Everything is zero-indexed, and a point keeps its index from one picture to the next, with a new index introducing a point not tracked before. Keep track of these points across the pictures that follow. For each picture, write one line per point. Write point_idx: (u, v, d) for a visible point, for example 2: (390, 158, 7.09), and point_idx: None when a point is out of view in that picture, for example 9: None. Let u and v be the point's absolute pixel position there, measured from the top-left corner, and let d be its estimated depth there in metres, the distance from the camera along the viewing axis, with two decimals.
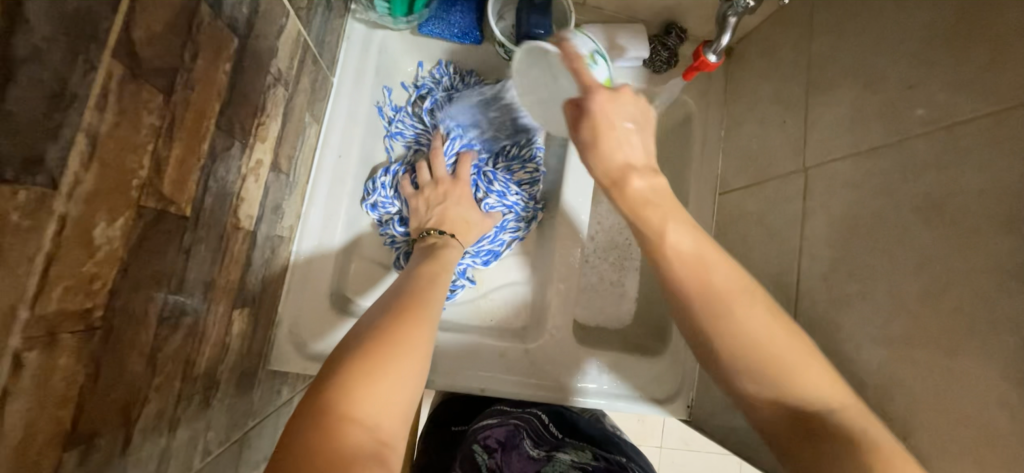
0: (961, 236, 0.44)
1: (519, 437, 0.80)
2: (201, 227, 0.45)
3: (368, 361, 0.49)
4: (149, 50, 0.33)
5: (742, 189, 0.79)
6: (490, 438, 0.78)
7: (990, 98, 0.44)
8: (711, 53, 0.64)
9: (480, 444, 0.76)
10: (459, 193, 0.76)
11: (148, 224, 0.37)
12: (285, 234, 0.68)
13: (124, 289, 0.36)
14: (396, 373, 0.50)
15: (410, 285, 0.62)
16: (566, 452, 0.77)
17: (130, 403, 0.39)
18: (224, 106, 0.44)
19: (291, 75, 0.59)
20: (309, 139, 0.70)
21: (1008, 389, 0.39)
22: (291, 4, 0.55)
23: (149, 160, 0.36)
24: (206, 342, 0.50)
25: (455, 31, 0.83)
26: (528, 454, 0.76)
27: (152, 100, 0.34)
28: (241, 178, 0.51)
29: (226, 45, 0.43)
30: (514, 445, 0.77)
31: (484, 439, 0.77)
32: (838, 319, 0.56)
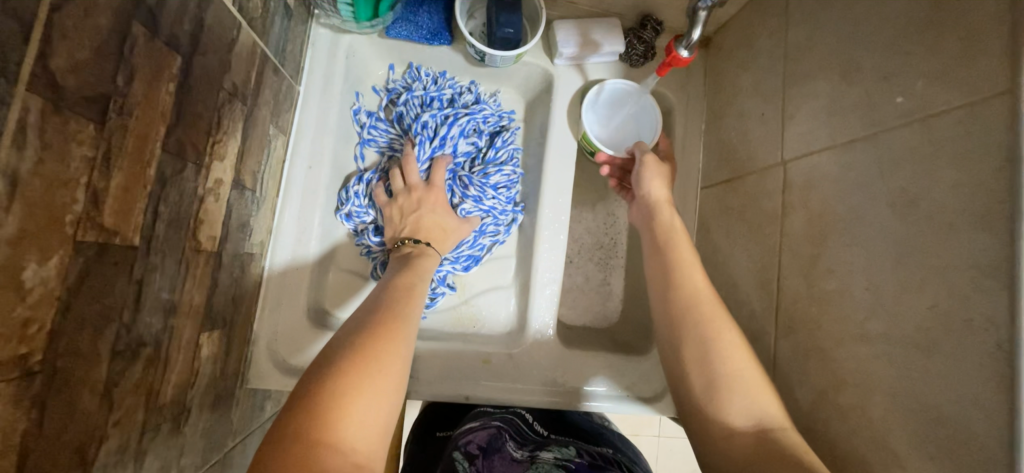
0: (935, 232, 0.42)
1: (502, 440, 0.79)
2: (155, 254, 0.43)
3: (342, 381, 0.48)
4: (75, 78, 0.31)
5: (723, 184, 0.78)
6: (472, 444, 0.77)
7: (966, 88, 0.42)
8: (682, 48, 0.62)
9: (461, 451, 0.76)
10: (433, 200, 0.74)
11: (89, 259, 0.35)
12: (256, 250, 0.66)
13: (67, 328, 0.34)
14: (372, 393, 0.49)
15: (386, 296, 0.61)
16: (550, 451, 0.75)
17: (86, 443, 0.38)
18: (171, 128, 0.42)
19: (249, 89, 0.57)
20: (276, 152, 0.68)
21: (982, 390, 0.38)
22: (243, 15, 0.53)
23: (85, 194, 0.34)
24: (172, 369, 0.49)
25: (424, 31, 0.78)
26: (511, 456, 0.75)
27: (82, 131, 0.33)
28: (198, 199, 0.49)
29: (168, 65, 0.41)
30: (497, 449, 0.76)
31: (466, 447, 0.76)
32: (815, 316, 0.55)
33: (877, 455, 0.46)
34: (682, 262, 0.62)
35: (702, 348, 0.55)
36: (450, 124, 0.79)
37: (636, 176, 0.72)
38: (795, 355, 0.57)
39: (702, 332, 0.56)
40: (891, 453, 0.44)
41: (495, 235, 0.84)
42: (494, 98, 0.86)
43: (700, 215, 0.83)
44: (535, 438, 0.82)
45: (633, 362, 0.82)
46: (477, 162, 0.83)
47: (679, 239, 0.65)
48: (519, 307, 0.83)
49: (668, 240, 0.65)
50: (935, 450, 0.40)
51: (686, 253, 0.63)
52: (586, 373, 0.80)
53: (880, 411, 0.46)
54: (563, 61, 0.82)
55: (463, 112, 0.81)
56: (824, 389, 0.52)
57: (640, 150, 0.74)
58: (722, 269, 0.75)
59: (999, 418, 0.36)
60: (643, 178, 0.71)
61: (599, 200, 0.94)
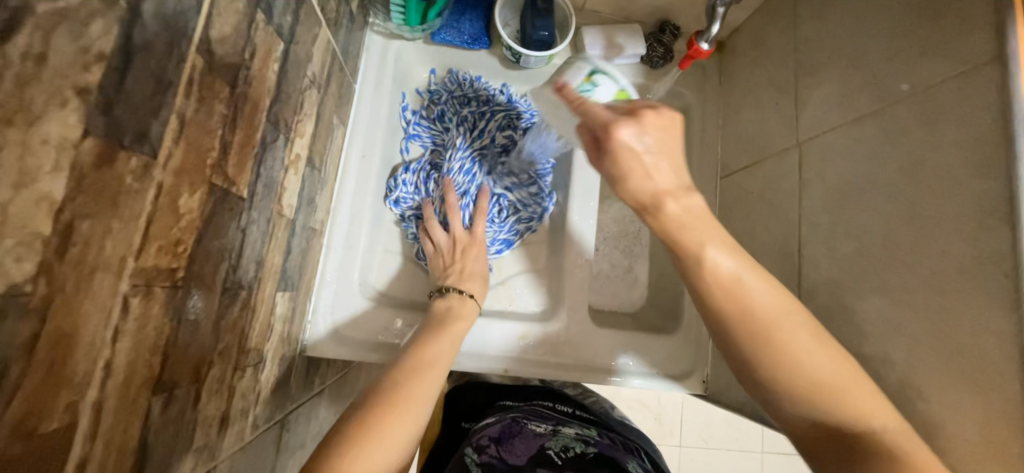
0: (942, 184, 0.48)
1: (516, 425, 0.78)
2: (254, 209, 0.50)
3: (350, 451, 0.47)
4: (221, 47, 0.39)
5: (742, 170, 0.84)
6: (487, 436, 0.75)
7: (962, 59, 0.48)
8: (702, 42, 0.69)
9: (474, 445, 0.74)
10: (476, 250, 0.79)
11: (216, 201, 0.42)
12: (318, 226, 0.73)
13: (198, 255, 0.41)
14: (371, 470, 0.47)
15: (407, 360, 0.60)
16: (569, 427, 0.79)
17: (200, 363, 0.44)
18: (272, 102, 0.50)
19: (323, 79, 0.65)
20: (336, 140, 0.76)
21: (993, 317, 0.42)
22: (323, 15, 0.61)
23: (219, 144, 0.41)
24: (255, 320, 0.55)
25: (465, 37, 0.88)
26: (531, 432, 0.76)
27: (222, 92, 0.40)
28: (283, 169, 0.56)
29: (274, 48, 0.49)
30: (516, 433, 0.76)
31: (481, 439, 0.75)
32: (836, 277, 0.59)
33: (903, 395, 0.49)
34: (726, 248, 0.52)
35: (763, 345, 0.48)
36: (489, 120, 0.88)
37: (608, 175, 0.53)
38: (819, 316, 0.62)
39: (761, 334, 0.49)
40: (916, 390, 0.48)
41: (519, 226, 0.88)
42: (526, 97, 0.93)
43: (721, 202, 0.88)
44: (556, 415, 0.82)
45: (661, 341, 0.86)
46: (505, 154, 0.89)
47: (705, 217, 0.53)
48: (552, 288, 0.89)
49: (701, 223, 0.53)
50: (956, 379, 0.44)
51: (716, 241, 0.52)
52: (617, 350, 0.84)
53: (902, 353, 0.50)
54: None
55: (499, 110, 0.89)
56: (848, 341, 0.56)
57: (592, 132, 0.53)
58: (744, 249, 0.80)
59: (1010, 339, 0.40)
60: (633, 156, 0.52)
61: None
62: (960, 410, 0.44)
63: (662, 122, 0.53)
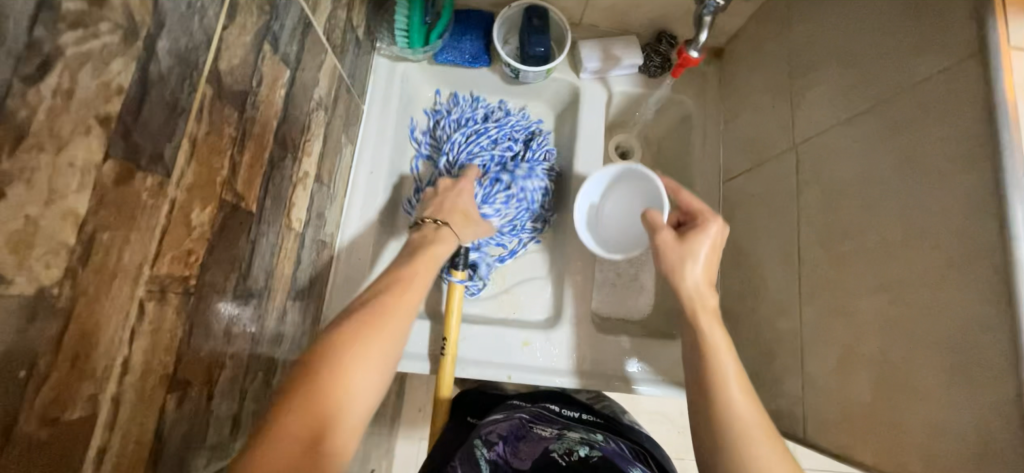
0: (931, 180, 0.47)
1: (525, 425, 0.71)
2: (263, 223, 0.54)
3: (319, 367, 0.49)
4: (230, 76, 0.44)
5: (743, 174, 0.83)
6: (494, 432, 0.69)
7: (946, 55, 0.48)
8: (691, 50, 0.71)
9: (481, 439, 0.67)
10: (461, 187, 0.79)
11: (226, 215, 0.46)
12: (328, 239, 0.77)
13: (210, 264, 0.44)
14: (360, 377, 0.50)
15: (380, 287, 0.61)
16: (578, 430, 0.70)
17: (212, 364, 0.47)
18: (280, 124, 0.55)
19: (329, 102, 0.70)
20: (345, 159, 0.81)
21: (988, 313, 0.41)
22: (328, 42, 0.66)
23: (229, 164, 0.45)
24: (266, 326, 0.59)
25: (467, 56, 0.91)
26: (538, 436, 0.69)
27: (231, 116, 0.44)
28: (292, 186, 0.61)
29: (281, 75, 0.53)
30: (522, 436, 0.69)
31: (488, 434, 0.67)
32: (834, 277, 0.59)
33: (902, 396, 0.48)
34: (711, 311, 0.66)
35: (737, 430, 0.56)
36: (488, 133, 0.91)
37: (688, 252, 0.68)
38: (819, 318, 0.61)
39: (719, 383, 0.60)
40: (913, 389, 0.47)
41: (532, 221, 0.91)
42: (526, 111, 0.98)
43: (724, 206, 0.88)
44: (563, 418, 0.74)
45: (667, 346, 0.86)
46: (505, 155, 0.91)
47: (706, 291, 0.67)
48: (555, 295, 0.90)
49: (698, 287, 0.66)
50: (953, 378, 0.43)
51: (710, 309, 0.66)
52: (621, 357, 0.84)
53: (898, 353, 0.49)
54: (588, 75, 0.93)
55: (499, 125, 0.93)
56: (848, 342, 0.55)
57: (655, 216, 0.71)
58: (747, 254, 0.79)
59: (1004, 336, 0.39)
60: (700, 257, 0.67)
61: None
62: (958, 409, 0.43)
63: (698, 230, 0.68)
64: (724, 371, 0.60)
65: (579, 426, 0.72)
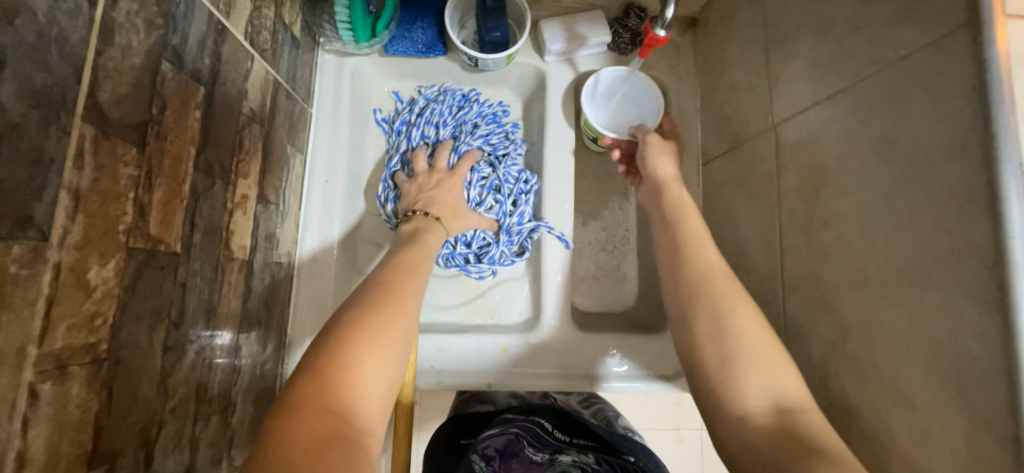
0: (916, 168, 0.43)
1: (519, 446, 0.66)
2: (194, 261, 0.49)
3: (334, 365, 0.48)
4: (118, 109, 0.38)
5: (721, 156, 0.78)
6: (491, 446, 0.64)
7: (932, 25, 0.43)
8: (658, 28, 0.64)
9: (478, 454, 0.63)
10: (451, 184, 0.79)
11: (140, 263, 0.41)
12: (284, 259, 0.72)
13: (125, 322, 0.40)
14: (375, 365, 0.50)
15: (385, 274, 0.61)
16: (568, 454, 0.65)
17: (147, 425, 0.43)
18: (200, 149, 0.49)
19: (265, 112, 0.63)
20: (296, 169, 0.75)
21: (976, 317, 0.38)
22: (254, 47, 0.59)
23: (133, 207, 0.40)
24: (216, 366, 0.54)
25: (419, 46, 0.84)
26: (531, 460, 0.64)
27: (127, 153, 0.39)
28: (227, 213, 0.55)
29: (193, 94, 0.47)
30: (516, 453, 0.64)
31: (485, 449, 0.63)
32: (817, 270, 0.55)
33: (886, 398, 0.46)
34: (726, 285, 0.56)
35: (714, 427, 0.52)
36: (441, 101, 0.87)
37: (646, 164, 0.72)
38: (802, 313, 0.58)
39: None
40: (899, 392, 0.44)
41: (491, 128, 0.88)
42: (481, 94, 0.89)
43: (704, 189, 0.83)
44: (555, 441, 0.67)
45: (651, 340, 0.83)
46: (417, 107, 0.87)
47: (712, 258, 0.59)
48: (533, 295, 0.86)
49: (706, 264, 0.58)
50: (938, 382, 0.40)
51: (726, 282, 0.56)
52: (604, 354, 0.82)
53: (882, 352, 0.46)
54: (553, 57, 0.86)
55: (463, 103, 0.88)
56: (831, 340, 0.53)
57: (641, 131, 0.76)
58: (726, 240, 0.76)
59: (994, 342, 0.36)
60: (650, 162, 0.72)
61: (604, 188, 0.96)
62: (945, 416, 0.40)
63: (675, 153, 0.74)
64: (735, 355, 0.51)
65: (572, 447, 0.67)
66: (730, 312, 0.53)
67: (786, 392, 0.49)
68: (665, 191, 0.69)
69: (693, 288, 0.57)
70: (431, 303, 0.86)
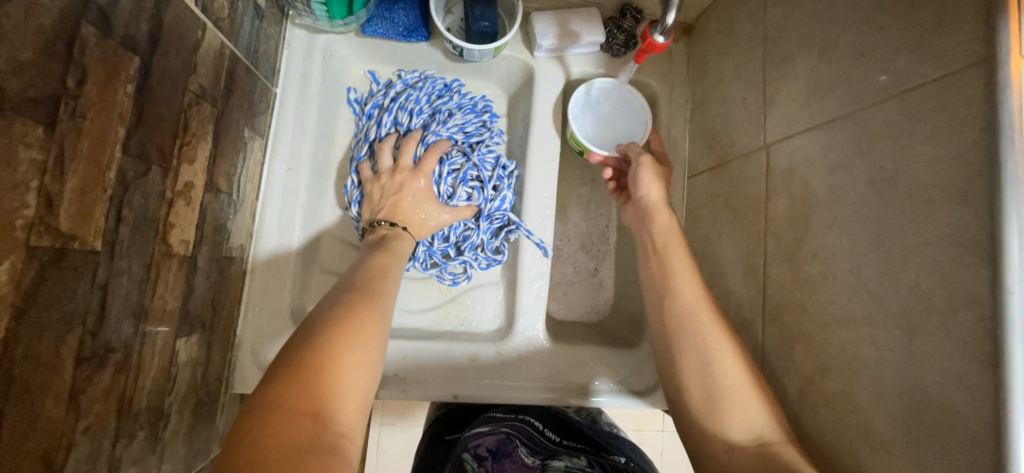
0: (914, 209, 0.42)
1: (513, 444, 0.69)
2: (120, 259, 0.43)
3: (307, 368, 0.47)
4: (17, 80, 0.31)
5: (708, 172, 0.76)
6: (483, 446, 0.68)
7: (946, 59, 0.41)
8: (657, 34, 0.61)
9: (470, 453, 0.67)
10: (416, 184, 0.72)
11: (45, 264, 0.35)
12: (235, 253, 0.65)
13: (24, 335, 0.34)
14: (352, 368, 0.49)
15: (359, 276, 0.61)
16: (560, 459, 0.68)
17: (52, 450, 0.37)
18: (132, 130, 0.42)
19: (220, 90, 0.56)
20: (254, 154, 0.68)
21: (965, 370, 0.37)
22: (208, 15, 0.52)
23: (37, 197, 0.34)
24: (146, 375, 0.48)
25: (400, 29, 0.77)
26: (523, 462, 0.68)
27: (29, 134, 0.32)
28: (167, 203, 0.49)
29: (125, 65, 0.40)
30: (508, 453, 0.68)
31: (477, 449, 0.67)
32: (801, 300, 0.54)
33: (862, 439, 0.45)
34: (711, 322, 0.56)
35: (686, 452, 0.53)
36: (419, 87, 0.80)
37: (632, 179, 0.70)
38: (783, 343, 0.56)
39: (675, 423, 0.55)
40: (878, 436, 0.43)
41: (467, 117, 0.82)
42: (458, 82, 0.83)
43: (688, 203, 0.81)
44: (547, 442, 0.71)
45: (625, 354, 0.81)
46: (394, 90, 0.80)
47: (696, 296, 0.59)
48: (507, 302, 0.82)
49: (684, 296, 0.58)
50: (922, 432, 0.40)
51: (705, 322, 0.56)
52: (575, 368, 0.79)
53: (862, 392, 0.45)
54: (544, 53, 0.81)
55: (441, 91, 0.82)
56: (811, 374, 0.52)
57: (634, 151, 0.71)
58: (708, 258, 0.74)
59: (981, 397, 0.36)
60: (641, 179, 0.69)
61: (586, 194, 0.93)
62: (923, 464, 0.40)
63: (664, 174, 0.71)
64: (719, 389, 0.53)
65: (564, 452, 0.70)
66: (713, 348, 0.55)
67: (763, 423, 0.50)
68: (654, 216, 0.67)
69: (677, 328, 0.57)
70: (398, 305, 0.81)
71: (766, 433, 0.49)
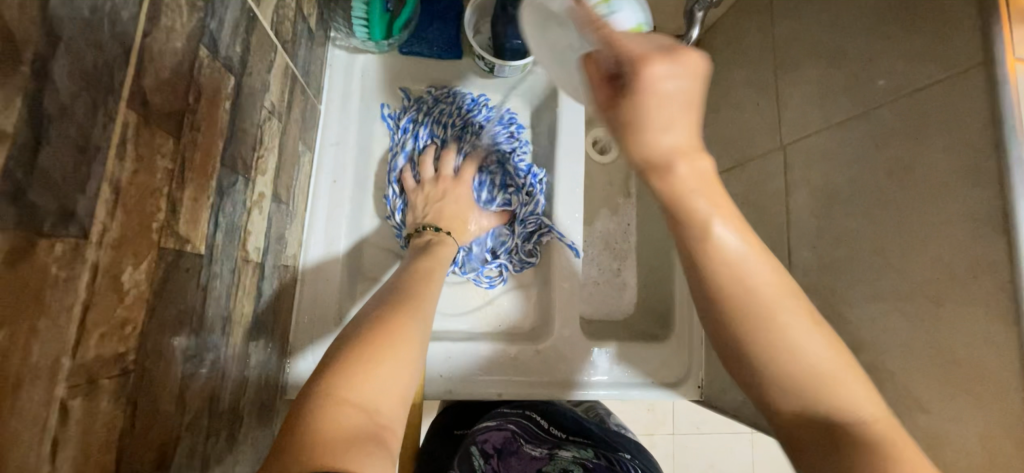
0: (932, 192, 0.47)
1: (517, 442, 0.74)
2: (215, 263, 0.46)
3: (357, 362, 0.50)
4: (158, 96, 0.34)
5: (725, 172, 0.82)
6: (489, 443, 0.74)
7: (949, 61, 0.47)
8: (682, 47, 0.67)
9: (478, 448, 0.73)
10: (458, 192, 0.78)
11: (169, 265, 0.38)
12: (289, 262, 0.68)
13: (152, 330, 0.36)
14: (395, 362, 0.52)
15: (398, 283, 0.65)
16: (567, 450, 0.73)
17: (164, 443, 0.40)
18: (226, 143, 0.45)
19: (283, 107, 0.60)
20: (304, 168, 0.71)
21: (989, 331, 0.42)
22: (278, 38, 0.56)
23: (166, 203, 0.37)
24: (228, 376, 0.51)
25: (435, 48, 0.85)
26: (529, 455, 0.73)
27: (163, 144, 0.36)
28: (246, 211, 0.52)
29: (223, 84, 0.44)
30: (513, 450, 0.73)
31: (484, 444, 0.73)
32: (829, 282, 0.59)
33: (902, 405, 0.50)
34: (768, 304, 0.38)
35: None
36: (451, 101, 0.85)
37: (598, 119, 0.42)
38: None
39: None
40: (916, 399, 0.48)
41: (496, 128, 0.86)
42: (487, 96, 0.88)
43: None
44: (552, 438, 0.76)
45: (655, 347, 0.85)
46: (427, 104, 0.84)
47: (757, 274, 0.39)
48: (541, 303, 0.86)
49: None
50: (957, 390, 0.45)
51: None
52: (610, 363, 0.83)
53: (897, 361, 0.50)
54: None
55: (472, 104, 0.86)
56: (845, 350, 0.57)
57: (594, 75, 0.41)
58: None
59: (1007, 352, 0.41)
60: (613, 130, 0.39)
61: (608, 199, 0.98)
62: (962, 419, 0.44)
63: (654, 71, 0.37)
64: None
65: (571, 443, 0.75)
66: (789, 340, 0.38)
67: (835, 407, 0.38)
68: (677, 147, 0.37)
69: None
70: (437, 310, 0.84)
71: (842, 420, 0.37)
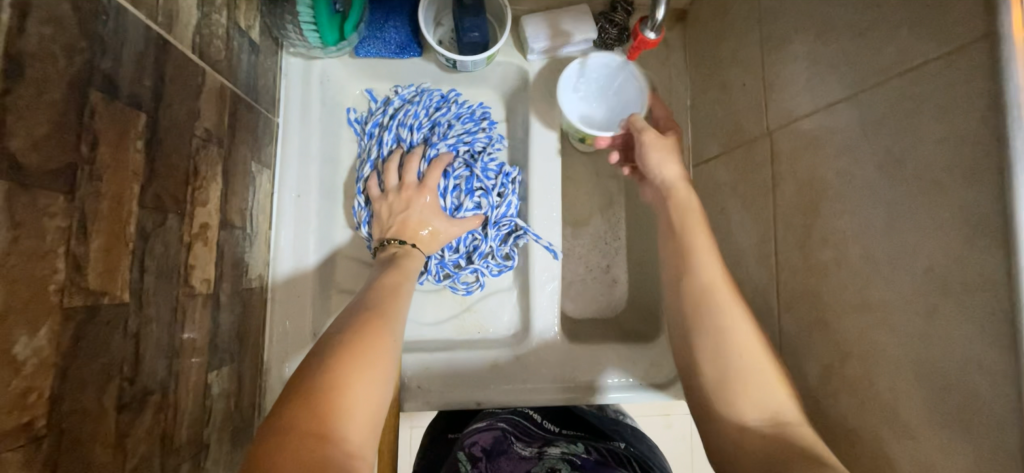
0: (925, 190, 0.41)
1: (507, 442, 0.74)
2: (148, 307, 0.45)
3: (318, 391, 0.48)
4: (36, 156, 0.33)
5: (714, 159, 0.75)
6: (477, 446, 0.72)
7: (947, 34, 0.39)
8: (648, 30, 0.60)
9: (465, 453, 0.72)
10: (424, 200, 0.74)
11: (81, 322, 0.37)
12: (255, 282, 0.68)
13: (67, 391, 0.36)
14: (361, 384, 0.50)
15: (365, 298, 0.62)
16: (557, 446, 0.71)
17: None
18: (146, 183, 0.44)
19: (224, 130, 0.58)
20: (263, 186, 0.70)
21: (985, 355, 0.36)
22: (206, 60, 0.54)
23: (66, 262, 0.36)
24: (183, 411, 0.51)
25: (392, 47, 0.79)
26: (518, 455, 0.70)
27: (52, 204, 0.34)
28: (185, 246, 0.51)
29: (133, 124, 0.42)
30: (502, 450, 0.71)
31: (471, 447, 0.72)
32: (815, 287, 0.53)
33: (888, 427, 0.45)
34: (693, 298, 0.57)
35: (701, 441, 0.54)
36: (416, 102, 0.81)
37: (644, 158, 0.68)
38: (801, 330, 0.56)
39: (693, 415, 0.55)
40: (903, 423, 0.43)
41: (466, 126, 0.82)
42: (455, 92, 0.83)
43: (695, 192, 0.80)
44: (544, 435, 0.77)
45: (643, 348, 0.81)
46: (392, 107, 0.81)
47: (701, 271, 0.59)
48: (522, 306, 0.83)
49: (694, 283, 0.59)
50: (946, 416, 0.39)
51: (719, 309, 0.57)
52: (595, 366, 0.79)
53: (884, 379, 0.45)
54: (537, 56, 0.81)
55: (438, 103, 0.82)
56: (832, 362, 0.51)
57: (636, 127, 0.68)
58: (720, 246, 0.73)
59: (1005, 381, 0.35)
60: (652, 161, 0.68)
61: (592, 191, 0.93)
62: (949, 450, 0.39)
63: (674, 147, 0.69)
64: (733, 378, 0.53)
65: (560, 440, 0.75)
66: (722, 327, 0.55)
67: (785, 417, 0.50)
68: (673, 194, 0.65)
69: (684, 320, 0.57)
70: (415, 318, 0.83)
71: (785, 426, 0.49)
